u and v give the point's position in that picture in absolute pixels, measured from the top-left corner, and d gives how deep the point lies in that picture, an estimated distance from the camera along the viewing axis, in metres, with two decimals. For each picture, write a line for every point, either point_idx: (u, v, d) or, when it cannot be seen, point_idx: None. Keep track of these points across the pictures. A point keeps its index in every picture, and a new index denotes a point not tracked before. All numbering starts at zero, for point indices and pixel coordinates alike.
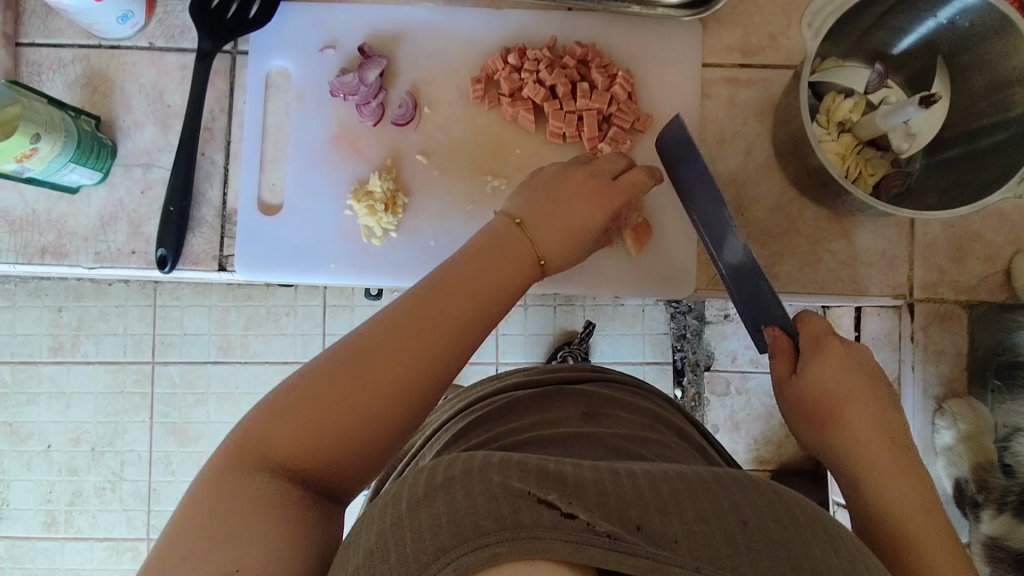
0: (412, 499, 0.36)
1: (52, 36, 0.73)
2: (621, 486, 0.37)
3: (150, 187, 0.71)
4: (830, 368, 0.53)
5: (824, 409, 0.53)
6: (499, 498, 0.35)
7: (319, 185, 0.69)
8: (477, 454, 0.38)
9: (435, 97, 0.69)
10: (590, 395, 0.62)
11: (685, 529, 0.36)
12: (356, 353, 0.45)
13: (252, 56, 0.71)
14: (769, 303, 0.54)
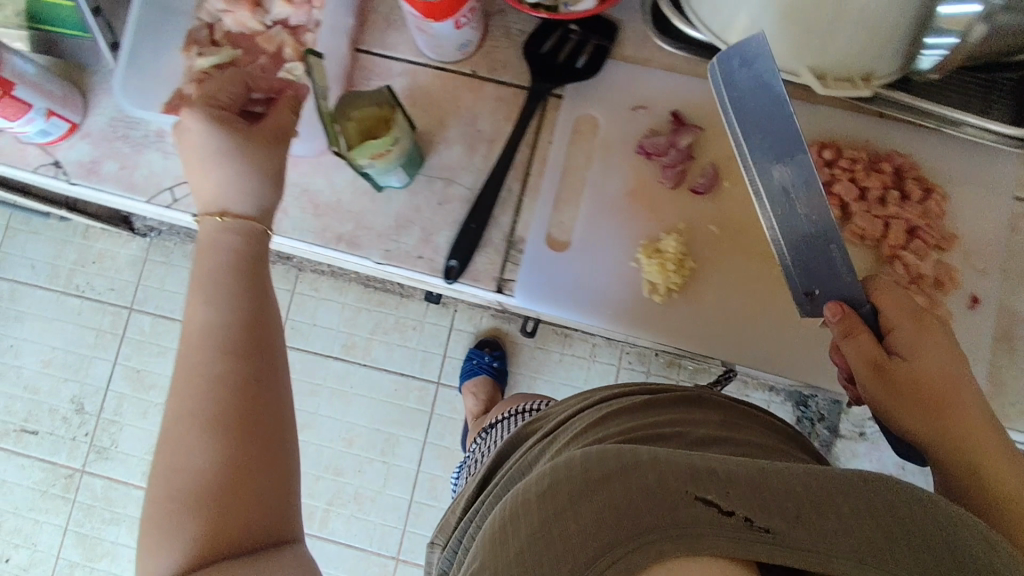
0: (585, 487, 0.41)
1: (387, 47, 0.78)
2: (746, 482, 0.40)
3: (446, 201, 0.75)
4: (935, 354, 0.56)
5: (935, 393, 0.55)
6: (652, 491, 0.40)
7: (609, 233, 0.73)
8: (630, 449, 0.42)
9: (738, 174, 0.72)
10: (727, 410, 0.67)
11: (840, 523, 0.38)
12: (198, 341, 0.52)
13: (568, 102, 0.75)
14: (838, 269, 0.61)
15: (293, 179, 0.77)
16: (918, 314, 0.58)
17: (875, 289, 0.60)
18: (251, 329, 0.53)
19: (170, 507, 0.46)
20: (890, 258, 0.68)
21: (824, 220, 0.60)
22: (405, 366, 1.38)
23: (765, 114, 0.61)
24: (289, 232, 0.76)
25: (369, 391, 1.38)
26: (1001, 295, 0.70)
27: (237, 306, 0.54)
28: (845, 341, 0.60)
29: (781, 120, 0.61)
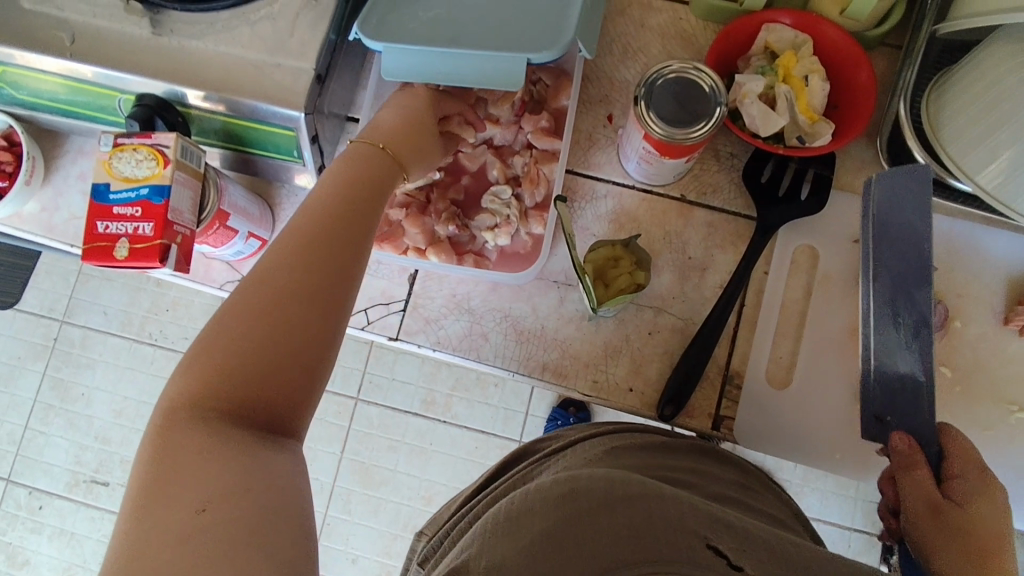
0: (598, 503, 0.47)
1: (591, 168, 0.76)
2: (777, 549, 0.46)
3: (657, 331, 0.72)
4: (994, 512, 0.55)
5: (984, 546, 0.53)
6: (680, 532, 0.45)
7: (831, 372, 0.71)
8: (653, 483, 0.49)
9: (967, 313, 0.70)
10: (747, 470, 0.69)
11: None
12: (244, 305, 0.49)
13: (787, 234, 0.73)
14: (918, 404, 0.60)
15: (493, 303, 0.74)
16: (986, 474, 0.57)
17: (952, 443, 0.59)
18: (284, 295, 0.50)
19: (162, 466, 0.44)
20: None
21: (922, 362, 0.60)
22: (484, 423, 1.59)
23: (900, 251, 0.61)
24: (491, 359, 0.73)
25: (446, 446, 1.58)
26: None
27: (295, 255, 0.51)
28: (905, 474, 0.58)
29: (910, 246, 0.60)
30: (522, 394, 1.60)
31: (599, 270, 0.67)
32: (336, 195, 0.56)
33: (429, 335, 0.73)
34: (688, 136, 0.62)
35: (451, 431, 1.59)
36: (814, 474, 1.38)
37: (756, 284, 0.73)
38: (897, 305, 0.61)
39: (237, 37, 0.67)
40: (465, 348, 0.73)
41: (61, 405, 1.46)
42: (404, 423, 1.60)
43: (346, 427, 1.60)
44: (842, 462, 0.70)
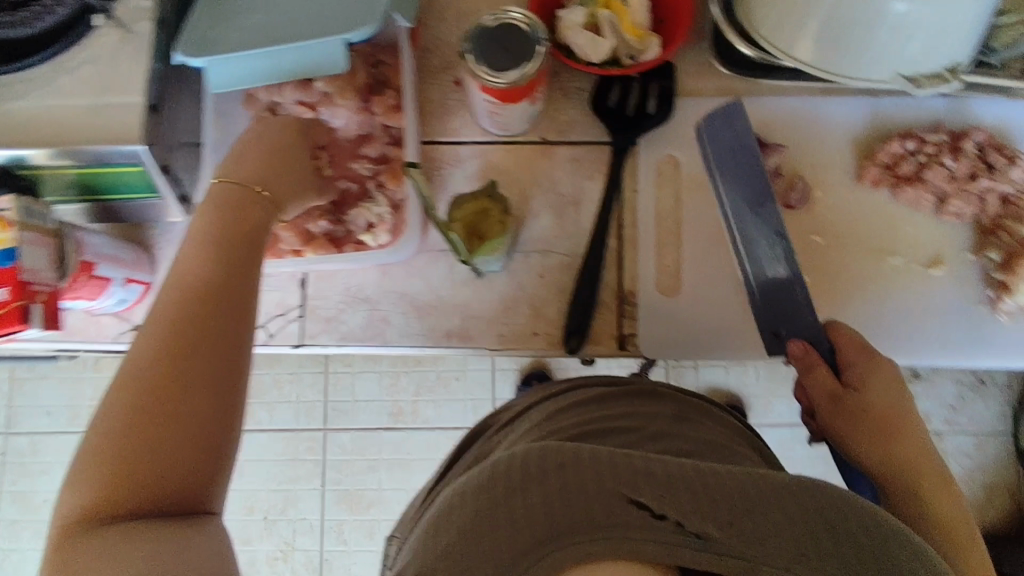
0: (513, 485, 0.45)
1: (452, 134, 0.78)
2: (709, 486, 0.45)
3: (548, 272, 0.74)
4: (881, 387, 0.63)
5: (891, 424, 0.61)
6: (593, 499, 0.43)
7: (716, 267, 0.74)
8: (569, 448, 0.47)
9: (825, 181, 0.74)
10: (687, 403, 0.69)
11: (769, 529, 0.42)
12: (150, 391, 0.48)
13: (646, 146, 0.76)
14: (803, 311, 0.67)
15: (386, 287, 0.75)
16: (872, 356, 0.65)
17: (838, 336, 0.66)
18: (196, 341, 0.51)
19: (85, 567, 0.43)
20: (990, 230, 0.71)
21: (792, 270, 0.67)
22: (456, 419, 1.59)
23: (745, 171, 0.68)
24: (398, 339, 0.74)
25: (424, 451, 1.58)
26: None
27: (190, 327, 0.51)
28: (806, 375, 0.66)
29: (751, 174, 0.67)
30: (485, 381, 1.61)
31: (472, 223, 0.68)
32: (204, 258, 0.55)
33: (333, 333, 0.74)
34: (525, 76, 0.65)
35: (424, 437, 1.59)
36: (776, 381, 1.43)
37: (630, 204, 0.75)
38: (751, 233, 0.69)
39: (58, 88, 0.66)
40: (371, 336, 0.74)
41: (23, 517, 1.40)
42: (378, 441, 1.59)
43: (321, 461, 1.58)
44: (754, 348, 0.72)
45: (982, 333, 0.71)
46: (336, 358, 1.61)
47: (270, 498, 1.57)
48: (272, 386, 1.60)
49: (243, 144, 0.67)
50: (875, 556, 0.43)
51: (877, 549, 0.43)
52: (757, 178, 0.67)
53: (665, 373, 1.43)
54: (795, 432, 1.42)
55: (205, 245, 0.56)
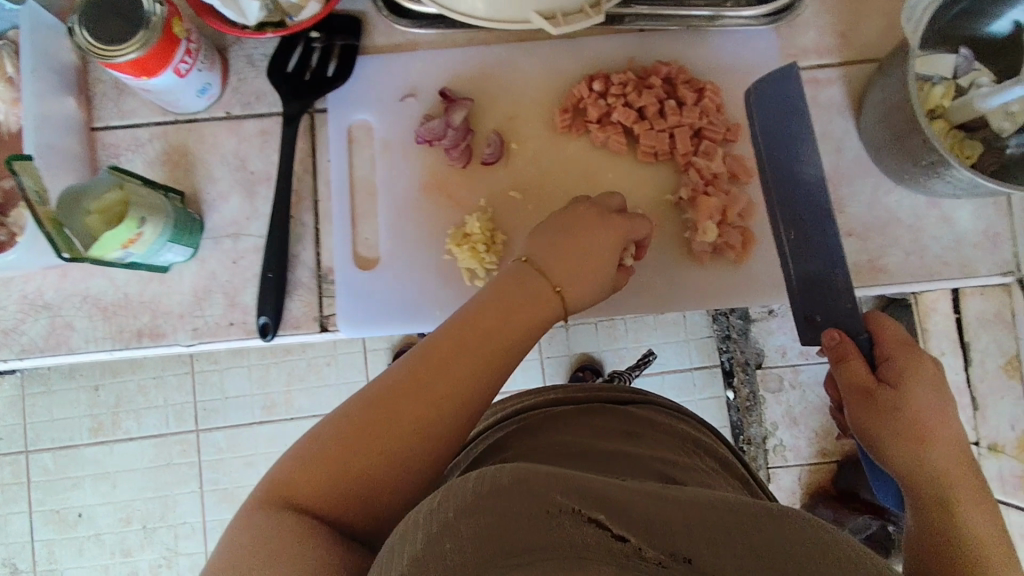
0: (464, 507, 0.34)
1: (127, 116, 0.71)
2: (667, 511, 0.35)
3: (241, 256, 0.70)
4: (926, 392, 0.54)
5: (917, 431, 0.53)
6: (545, 514, 0.33)
7: (415, 235, 0.69)
8: (523, 467, 0.36)
9: (522, 133, 0.69)
10: (625, 415, 0.60)
11: (734, 562, 0.32)
12: (339, 428, 0.47)
13: (332, 113, 0.69)
14: (839, 293, 0.58)
15: (68, 290, 0.70)
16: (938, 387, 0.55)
17: (882, 330, 0.57)
18: (405, 393, 0.48)
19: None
20: (684, 167, 0.68)
21: (838, 260, 0.59)
22: None
23: (782, 130, 0.61)
24: (83, 346, 0.70)
25: None
26: None
27: (423, 367, 0.50)
28: (836, 366, 0.57)
29: (801, 144, 0.60)
30: (355, 363, 1.32)
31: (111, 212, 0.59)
32: (455, 326, 0.53)
33: (11, 346, 0.70)
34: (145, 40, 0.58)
35: (302, 425, 1.31)
36: (644, 330, 1.26)
37: (324, 176, 0.70)
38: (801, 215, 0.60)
39: None
40: (54, 346, 0.70)
41: None
42: (252, 436, 1.31)
43: (195, 462, 1.30)
44: None
45: (685, 277, 0.68)
46: (201, 355, 1.31)
47: (146, 507, 1.30)
48: (137, 392, 1.31)
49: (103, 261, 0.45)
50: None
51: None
52: (796, 184, 0.60)
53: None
54: (667, 382, 1.26)
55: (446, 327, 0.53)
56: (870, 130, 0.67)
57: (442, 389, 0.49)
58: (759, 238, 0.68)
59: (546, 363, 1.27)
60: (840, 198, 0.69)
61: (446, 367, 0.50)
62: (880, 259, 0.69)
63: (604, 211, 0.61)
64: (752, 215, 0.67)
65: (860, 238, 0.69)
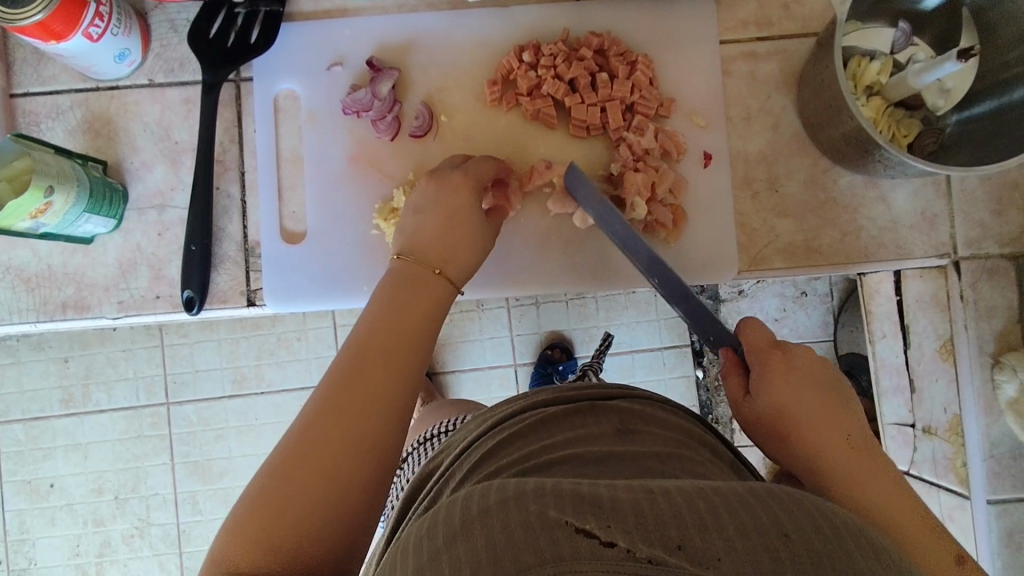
0: (457, 529, 0.34)
1: (47, 82, 0.69)
2: (658, 505, 0.34)
3: (167, 229, 0.68)
4: (781, 383, 0.51)
5: (786, 428, 0.50)
6: (534, 529, 0.33)
7: (343, 208, 0.68)
8: (513, 483, 0.36)
9: (451, 105, 0.67)
10: (626, 410, 0.53)
11: (725, 547, 0.32)
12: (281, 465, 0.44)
13: (257, 83, 0.68)
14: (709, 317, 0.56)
15: None
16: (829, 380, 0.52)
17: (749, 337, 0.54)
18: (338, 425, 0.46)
19: None
20: (616, 142, 0.66)
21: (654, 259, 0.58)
22: None
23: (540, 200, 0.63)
24: (6, 317, 0.68)
25: None
26: (740, 142, 0.68)
27: (350, 396, 0.47)
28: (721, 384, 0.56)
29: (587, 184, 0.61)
30: (328, 337, 1.25)
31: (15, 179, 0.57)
32: (361, 347, 0.50)
33: None
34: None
35: (274, 400, 1.25)
36: (614, 309, 1.23)
37: (250, 147, 0.69)
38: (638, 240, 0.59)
39: None
40: None
41: None
42: (223, 410, 1.25)
43: (166, 436, 1.25)
44: None
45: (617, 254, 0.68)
46: (171, 327, 1.23)
47: (118, 478, 1.25)
48: (107, 364, 1.24)
49: None
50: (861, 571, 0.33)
51: (834, 555, 0.33)
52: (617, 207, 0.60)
53: (505, 313, 1.24)
54: (636, 359, 1.23)
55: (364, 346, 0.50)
56: (807, 106, 0.66)
57: (364, 394, 0.48)
58: (691, 216, 0.67)
59: (516, 341, 1.24)
60: (775, 176, 0.68)
61: (361, 379, 0.48)
62: (816, 240, 0.68)
63: (447, 188, 0.61)
64: (683, 191, 0.66)
65: (795, 217, 0.68)
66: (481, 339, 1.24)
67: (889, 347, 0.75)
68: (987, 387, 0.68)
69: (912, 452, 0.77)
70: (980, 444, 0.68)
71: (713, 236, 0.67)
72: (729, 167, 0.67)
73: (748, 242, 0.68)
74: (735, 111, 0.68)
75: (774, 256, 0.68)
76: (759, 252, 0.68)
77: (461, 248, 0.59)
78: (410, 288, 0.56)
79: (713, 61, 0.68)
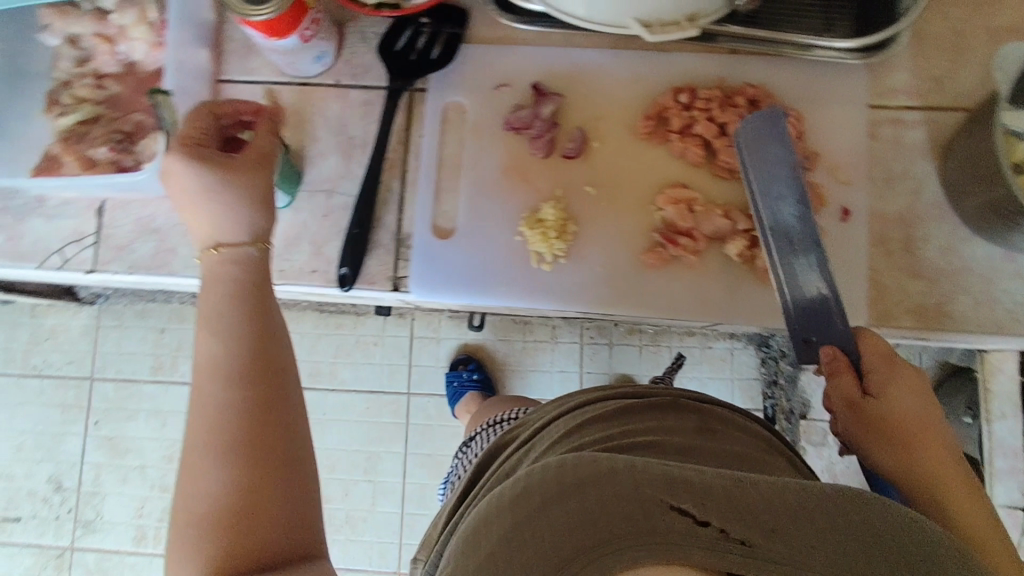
0: (552, 497, 0.40)
1: (251, 73, 0.78)
2: (744, 494, 0.39)
3: (332, 212, 0.76)
4: (903, 390, 0.57)
5: (898, 430, 0.56)
6: (639, 500, 0.39)
7: (491, 213, 0.74)
8: (604, 459, 0.41)
9: (604, 132, 0.73)
10: (705, 413, 0.58)
11: (808, 538, 0.37)
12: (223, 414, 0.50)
13: (433, 93, 0.76)
14: (836, 322, 0.60)
15: (177, 219, 0.76)
16: (890, 357, 0.58)
17: (868, 346, 0.60)
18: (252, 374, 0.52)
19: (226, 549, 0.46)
20: None
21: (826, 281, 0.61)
22: None
23: (784, 184, 0.62)
24: (183, 271, 0.76)
25: None
26: (881, 202, 0.70)
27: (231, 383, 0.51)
28: (827, 380, 0.60)
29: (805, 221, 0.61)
30: (402, 346, 1.31)
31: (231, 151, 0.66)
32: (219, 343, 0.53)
33: (122, 261, 0.76)
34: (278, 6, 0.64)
35: (342, 399, 1.30)
36: (690, 362, 1.24)
37: (415, 148, 0.76)
38: (795, 241, 0.62)
39: None
40: (158, 265, 0.76)
41: None
42: None
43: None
44: (523, 295, 0.72)
45: (745, 292, 0.70)
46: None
47: None
48: None
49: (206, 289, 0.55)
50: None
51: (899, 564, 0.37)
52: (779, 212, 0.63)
53: (577, 350, 1.27)
54: None
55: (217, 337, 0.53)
56: (952, 175, 0.68)
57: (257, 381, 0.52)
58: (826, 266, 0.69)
59: (585, 376, 1.26)
60: (912, 238, 0.69)
61: (227, 392, 0.51)
62: (950, 305, 0.68)
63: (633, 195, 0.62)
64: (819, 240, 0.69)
65: (927, 280, 0.69)
66: (551, 370, 1.27)
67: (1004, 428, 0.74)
68: None
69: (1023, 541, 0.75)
70: None
71: (843, 286, 0.69)
72: (865, 223, 0.70)
73: (878, 297, 0.69)
74: (876, 171, 0.71)
75: (903, 315, 0.69)
76: (889, 309, 0.69)
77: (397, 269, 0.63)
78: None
79: (858, 122, 0.71)
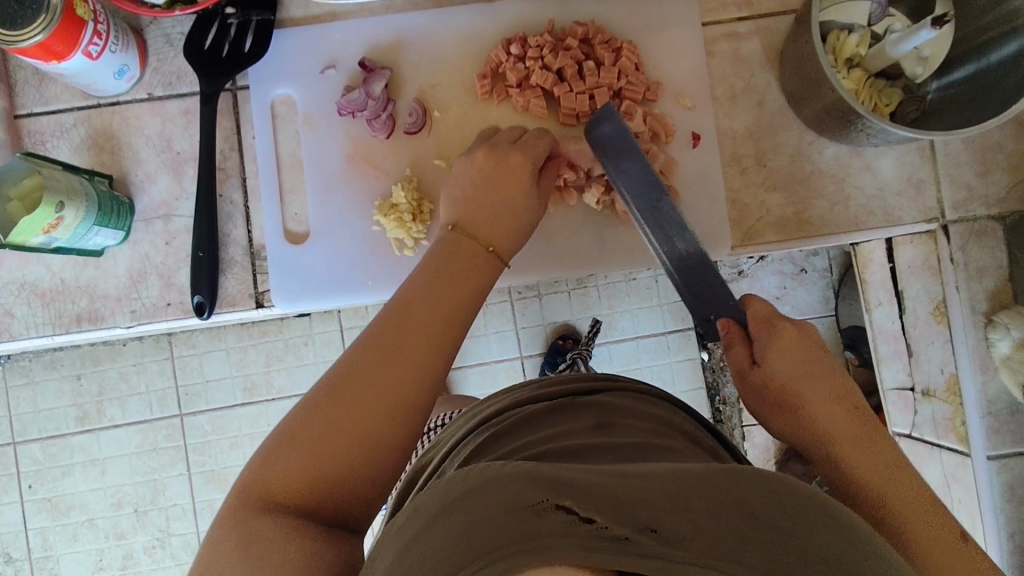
0: (432, 515, 0.33)
1: (50, 102, 0.71)
2: (630, 484, 0.34)
3: (174, 238, 0.70)
4: (785, 354, 0.54)
5: (785, 395, 0.53)
6: (511, 509, 0.32)
7: (343, 206, 0.70)
8: (492, 465, 0.35)
9: (443, 99, 0.69)
10: (601, 402, 0.53)
11: (694, 528, 0.31)
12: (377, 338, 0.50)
13: (253, 90, 0.70)
14: (721, 293, 0.57)
15: (7, 278, 0.70)
16: (768, 321, 0.55)
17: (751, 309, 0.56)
18: (435, 315, 0.52)
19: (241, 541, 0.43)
20: None
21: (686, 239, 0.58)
22: None
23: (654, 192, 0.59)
24: (24, 332, 0.70)
25: None
26: (728, 121, 0.70)
27: (424, 316, 0.52)
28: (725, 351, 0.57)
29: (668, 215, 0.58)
30: (334, 341, 1.26)
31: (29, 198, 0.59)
32: (428, 279, 0.54)
33: None
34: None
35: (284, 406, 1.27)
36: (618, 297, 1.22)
37: (250, 152, 0.71)
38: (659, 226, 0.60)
39: None
40: None
41: None
42: (236, 417, 1.27)
43: (181, 447, 1.26)
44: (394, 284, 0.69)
45: (612, 236, 0.69)
46: (180, 337, 1.25)
47: (137, 490, 1.27)
48: (119, 379, 1.25)
49: (316, 405, 0.47)
50: (830, 551, 0.32)
51: (800, 536, 0.32)
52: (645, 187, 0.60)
53: (508, 307, 1.23)
54: (645, 344, 1.22)
55: (429, 272, 0.55)
56: (789, 82, 0.67)
57: (431, 313, 0.52)
58: (683, 196, 0.69)
59: (521, 333, 1.24)
60: (763, 150, 0.69)
61: (413, 319, 0.51)
62: (808, 211, 0.69)
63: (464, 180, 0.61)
64: (673, 172, 0.68)
65: (784, 190, 0.69)
66: (487, 333, 1.23)
67: (885, 314, 0.78)
68: (982, 345, 0.69)
69: (913, 415, 0.79)
70: (977, 403, 0.69)
71: (706, 214, 0.69)
72: (716, 145, 0.69)
73: (741, 217, 0.69)
74: (720, 90, 0.70)
75: (766, 230, 0.69)
76: (752, 227, 0.69)
77: (498, 218, 0.59)
78: (454, 250, 0.57)
79: (694, 43, 0.69)
